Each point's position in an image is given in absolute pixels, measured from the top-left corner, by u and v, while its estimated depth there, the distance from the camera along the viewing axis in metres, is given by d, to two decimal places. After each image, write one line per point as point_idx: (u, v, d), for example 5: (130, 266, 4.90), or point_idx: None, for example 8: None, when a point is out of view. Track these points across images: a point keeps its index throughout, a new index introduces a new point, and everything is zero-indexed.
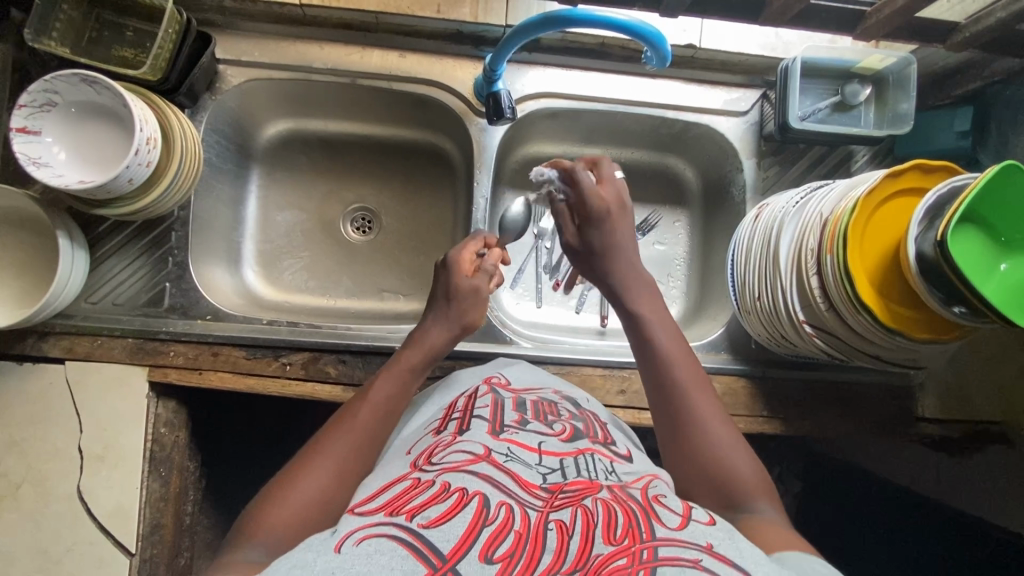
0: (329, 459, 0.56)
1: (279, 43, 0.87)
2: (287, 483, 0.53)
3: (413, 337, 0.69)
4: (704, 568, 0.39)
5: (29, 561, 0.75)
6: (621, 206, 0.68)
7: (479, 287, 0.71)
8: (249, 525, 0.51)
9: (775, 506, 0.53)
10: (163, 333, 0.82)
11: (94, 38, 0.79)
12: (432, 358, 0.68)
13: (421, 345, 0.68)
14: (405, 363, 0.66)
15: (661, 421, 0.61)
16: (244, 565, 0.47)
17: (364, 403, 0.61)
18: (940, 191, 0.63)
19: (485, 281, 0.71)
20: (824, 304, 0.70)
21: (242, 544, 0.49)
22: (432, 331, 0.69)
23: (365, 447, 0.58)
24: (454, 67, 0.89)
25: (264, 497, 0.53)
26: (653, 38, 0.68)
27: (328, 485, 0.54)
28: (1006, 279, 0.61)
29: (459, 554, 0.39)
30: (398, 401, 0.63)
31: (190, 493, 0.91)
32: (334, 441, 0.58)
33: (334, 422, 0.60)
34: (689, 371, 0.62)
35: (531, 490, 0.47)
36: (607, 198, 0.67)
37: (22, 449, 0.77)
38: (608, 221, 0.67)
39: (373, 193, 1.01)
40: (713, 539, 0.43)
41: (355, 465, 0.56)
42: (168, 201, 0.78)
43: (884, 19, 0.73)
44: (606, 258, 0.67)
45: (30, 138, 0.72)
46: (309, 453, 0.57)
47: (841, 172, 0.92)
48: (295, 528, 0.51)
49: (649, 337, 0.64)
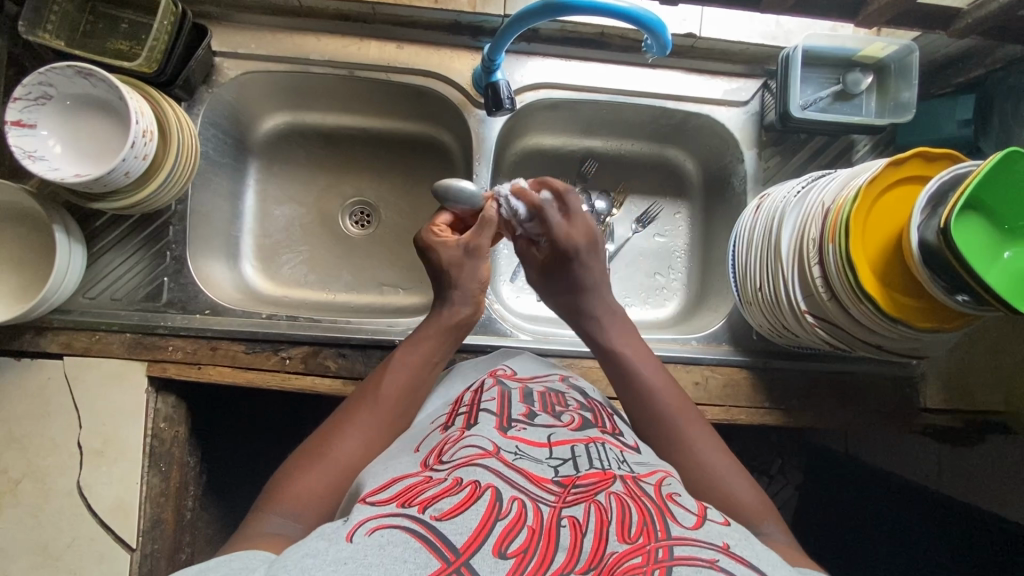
0: (353, 438, 0.57)
1: (275, 35, 0.86)
2: (310, 461, 0.54)
3: (435, 312, 0.69)
4: (720, 568, 0.39)
5: (30, 557, 0.74)
6: (593, 242, 0.71)
7: (472, 249, 0.69)
8: (270, 497, 0.52)
9: (770, 521, 0.54)
10: (162, 328, 0.81)
11: (89, 30, 0.78)
12: (452, 338, 0.68)
13: (443, 322, 0.68)
14: (428, 340, 0.67)
15: (647, 430, 0.63)
16: (267, 538, 0.47)
17: (387, 379, 0.62)
18: (943, 178, 0.63)
19: (486, 237, 0.69)
20: (826, 293, 0.70)
21: (264, 514, 0.50)
22: (452, 305, 0.69)
23: (387, 424, 0.60)
24: (452, 59, 0.88)
25: (284, 473, 0.54)
26: (654, 25, 0.67)
27: (350, 462, 0.55)
28: (1009, 266, 0.61)
29: (472, 549, 0.39)
30: (423, 379, 0.64)
31: (191, 488, 0.90)
32: (356, 419, 0.59)
33: (356, 400, 0.61)
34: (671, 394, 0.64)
35: (543, 484, 0.46)
36: (577, 235, 0.70)
37: (21, 444, 0.76)
38: (575, 259, 0.70)
39: (372, 186, 1.00)
40: (729, 539, 0.43)
41: (375, 443, 0.58)
42: (167, 193, 0.78)
43: (886, 7, 0.72)
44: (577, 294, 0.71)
45: (25, 131, 0.72)
46: (331, 429, 0.58)
47: (842, 163, 0.92)
48: (315, 502, 0.52)
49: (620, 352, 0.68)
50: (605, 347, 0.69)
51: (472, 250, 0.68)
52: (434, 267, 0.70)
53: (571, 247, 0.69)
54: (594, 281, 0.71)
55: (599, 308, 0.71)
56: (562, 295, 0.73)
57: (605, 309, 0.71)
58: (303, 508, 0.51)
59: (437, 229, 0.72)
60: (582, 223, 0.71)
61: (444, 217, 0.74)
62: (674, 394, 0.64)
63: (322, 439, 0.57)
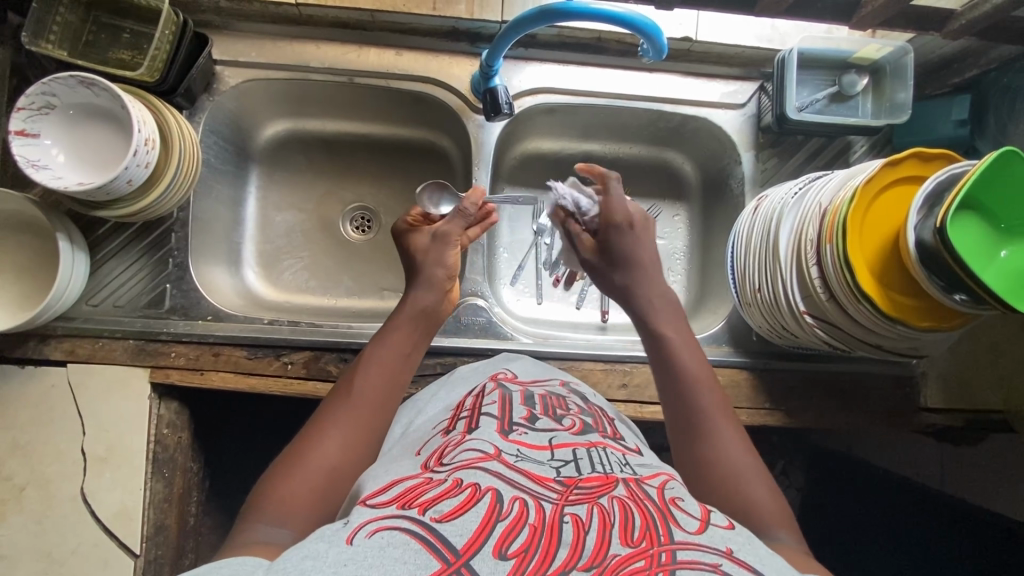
0: (335, 437, 0.57)
1: (276, 43, 0.87)
2: (294, 463, 0.54)
3: (400, 304, 0.70)
4: (723, 572, 0.39)
5: (35, 563, 0.75)
6: (645, 219, 0.74)
7: (442, 236, 0.73)
8: (255, 505, 0.51)
9: (776, 519, 0.54)
10: (164, 334, 0.82)
11: (91, 40, 0.79)
12: (424, 324, 0.69)
13: (410, 310, 0.69)
14: (400, 330, 0.67)
15: (672, 419, 0.64)
16: (265, 542, 0.47)
17: (360, 376, 0.62)
18: (939, 178, 0.63)
19: (455, 225, 0.73)
20: (824, 294, 0.70)
21: (252, 523, 0.49)
22: (415, 292, 0.70)
23: (367, 424, 0.59)
24: (450, 65, 0.89)
25: (270, 476, 0.54)
26: (649, 30, 0.68)
27: (333, 463, 0.55)
28: (1005, 266, 0.61)
29: (473, 550, 0.39)
30: (397, 372, 0.64)
31: (194, 493, 0.90)
32: (334, 421, 0.58)
33: (331, 400, 0.61)
34: (709, 393, 0.64)
35: (545, 484, 0.47)
36: (633, 210, 0.74)
37: (24, 452, 0.77)
38: (625, 233, 0.73)
39: (372, 192, 1.01)
40: (734, 543, 0.43)
41: (359, 442, 0.58)
42: (168, 201, 0.79)
43: (879, 9, 0.73)
44: (626, 268, 0.73)
45: (28, 141, 0.73)
46: (310, 431, 0.58)
47: (840, 164, 0.92)
48: (305, 506, 0.52)
49: (665, 336, 0.68)
50: (652, 328, 0.70)
51: (439, 235, 0.73)
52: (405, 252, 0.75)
53: (619, 220, 0.73)
54: (644, 258, 0.73)
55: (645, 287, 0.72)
56: (614, 274, 0.74)
57: (651, 298, 0.71)
58: (289, 514, 0.50)
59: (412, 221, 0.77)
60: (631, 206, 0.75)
61: (419, 209, 0.80)
62: (711, 389, 0.64)
63: (304, 441, 0.56)
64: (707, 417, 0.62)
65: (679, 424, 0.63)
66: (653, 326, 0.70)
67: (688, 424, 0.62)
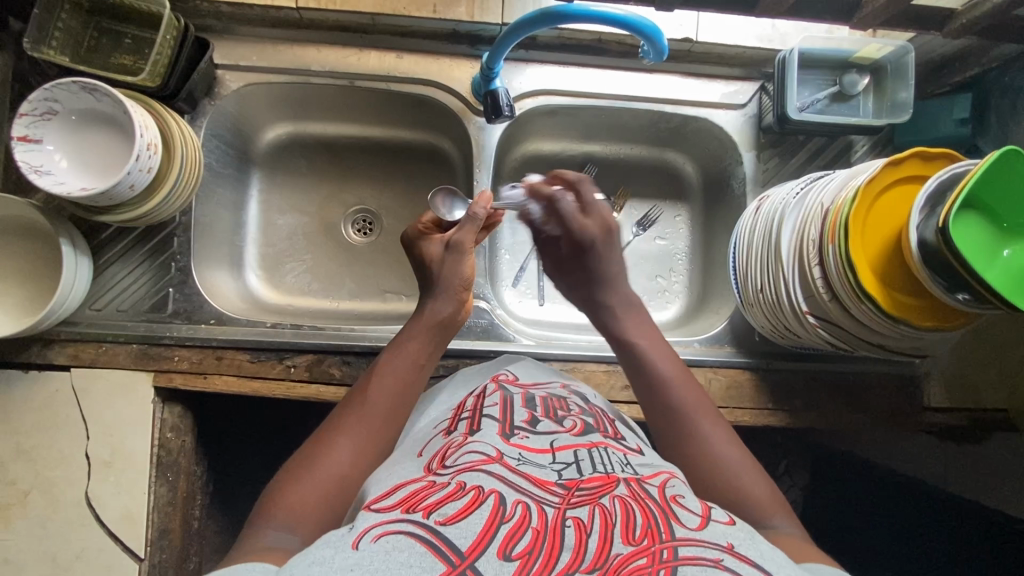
0: (345, 444, 0.57)
1: (277, 47, 0.87)
2: (305, 468, 0.55)
3: (419, 313, 0.70)
4: (724, 568, 0.39)
5: (41, 567, 0.75)
6: (608, 232, 0.73)
7: (455, 245, 0.71)
8: (266, 509, 0.52)
9: (781, 519, 0.54)
10: (167, 338, 0.82)
11: (93, 46, 0.79)
12: (442, 333, 0.69)
13: (427, 320, 0.69)
14: (416, 339, 0.67)
15: (652, 420, 0.63)
16: (269, 548, 0.48)
17: (374, 384, 0.62)
18: (941, 178, 0.63)
19: (467, 233, 0.71)
20: (827, 295, 0.70)
21: (262, 527, 0.50)
22: (433, 302, 0.70)
23: (378, 431, 0.59)
24: (451, 68, 0.89)
25: (279, 482, 0.54)
26: (649, 31, 0.68)
27: (344, 470, 0.55)
28: (1008, 265, 0.61)
29: (478, 551, 0.39)
30: (411, 382, 0.64)
31: (197, 497, 0.91)
32: (347, 429, 0.58)
33: (344, 407, 0.61)
34: (688, 393, 0.63)
35: (547, 488, 0.47)
36: (592, 226, 0.73)
37: (29, 456, 0.77)
38: (591, 251, 0.73)
39: (373, 194, 1.01)
40: (734, 539, 0.43)
41: (368, 449, 0.58)
42: (171, 206, 0.79)
43: (880, 9, 0.73)
44: (597, 283, 0.73)
45: (31, 146, 0.73)
46: (324, 437, 0.58)
47: (842, 163, 0.92)
48: (313, 512, 0.52)
49: (633, 338, 0.69)
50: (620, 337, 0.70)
51: (451, 246, 0.71)
52: (419, 263, 0.74)
53: (586, 238, 0.73)
54: (614, 273, 0.73)
55: (616, 298, 0.72)
56: (580, 286, 0.75)
57: (622, 302, 0.72)
58: (299, 520, 0.51)
59: (423, 228, 0.76)
60: (598, 215, 0.73)
61: (431, 216, 0.79)
62: (688, 388, 0.64)
63: (316, 448, 0.57)
64: (688, 416, 0.61)
65: (660, 423, 0.63)
66: (622, 335, 0.70)
67: (672, 424, 0.62)
